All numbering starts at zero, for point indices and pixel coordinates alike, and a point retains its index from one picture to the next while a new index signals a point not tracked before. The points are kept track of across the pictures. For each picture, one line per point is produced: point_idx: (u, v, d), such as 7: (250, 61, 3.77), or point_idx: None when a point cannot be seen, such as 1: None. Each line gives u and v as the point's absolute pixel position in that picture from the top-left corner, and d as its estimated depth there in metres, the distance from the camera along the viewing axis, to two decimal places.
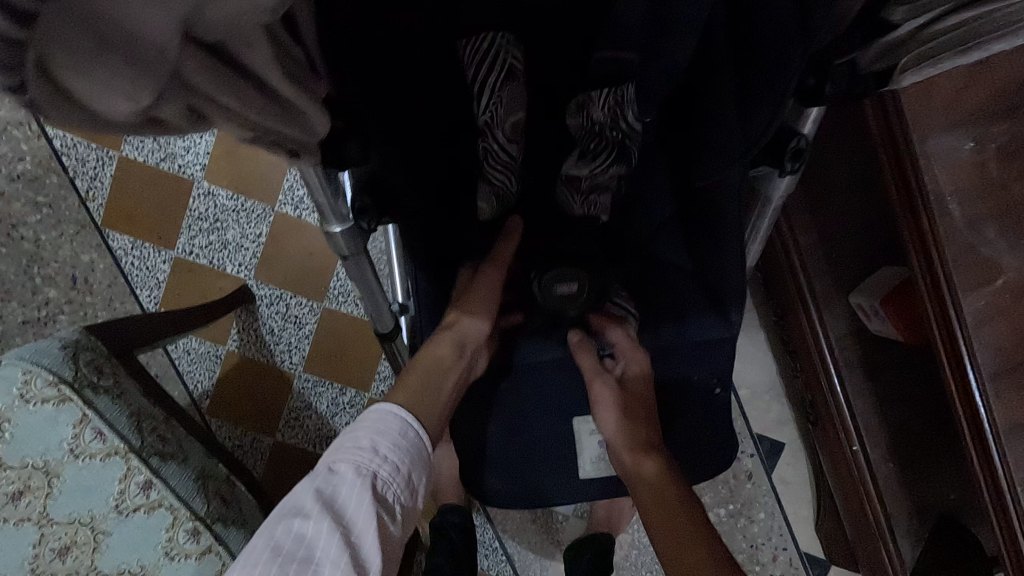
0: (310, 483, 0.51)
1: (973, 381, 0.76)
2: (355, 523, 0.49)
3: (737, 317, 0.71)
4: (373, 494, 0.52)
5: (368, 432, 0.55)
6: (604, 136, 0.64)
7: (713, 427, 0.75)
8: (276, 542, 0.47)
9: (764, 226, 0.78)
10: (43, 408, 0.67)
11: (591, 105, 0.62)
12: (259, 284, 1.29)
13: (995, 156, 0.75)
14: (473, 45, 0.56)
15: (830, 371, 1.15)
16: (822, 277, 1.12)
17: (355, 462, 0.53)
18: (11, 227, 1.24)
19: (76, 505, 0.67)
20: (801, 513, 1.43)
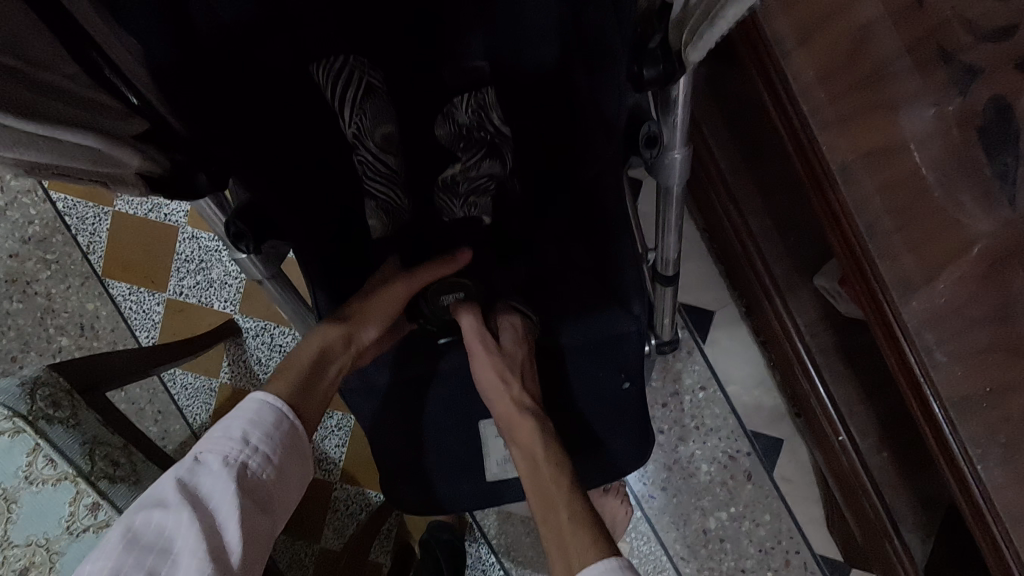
0: (174, 474, 0.53)
1: (901, 335, 0.76)
2: (218, 510, 0.52)
3: (640, 308, 0.71)
4: (243, 484, 0.54)
5: (241, 421, 0.57)
6: (473, 137, 0.70)
7: (632, 422, 0.73)
8: (132, 533, 0.49)
9: (672, 215, 0.78)
10: (0, 439, 0.74)
11: (456, 110, 0.70)
12: (245, 317, 1.37)
13: (921, 120, 0.75)
14: (327, 67, 0.63)
15: (804, 358, 1.10)
16: (780, 261, 1.10)
17: (224, 452, 0.55)
18: (25, 284, 1.37)
19: (33, 528, 0.73)
20: (811, 514, 1.35)
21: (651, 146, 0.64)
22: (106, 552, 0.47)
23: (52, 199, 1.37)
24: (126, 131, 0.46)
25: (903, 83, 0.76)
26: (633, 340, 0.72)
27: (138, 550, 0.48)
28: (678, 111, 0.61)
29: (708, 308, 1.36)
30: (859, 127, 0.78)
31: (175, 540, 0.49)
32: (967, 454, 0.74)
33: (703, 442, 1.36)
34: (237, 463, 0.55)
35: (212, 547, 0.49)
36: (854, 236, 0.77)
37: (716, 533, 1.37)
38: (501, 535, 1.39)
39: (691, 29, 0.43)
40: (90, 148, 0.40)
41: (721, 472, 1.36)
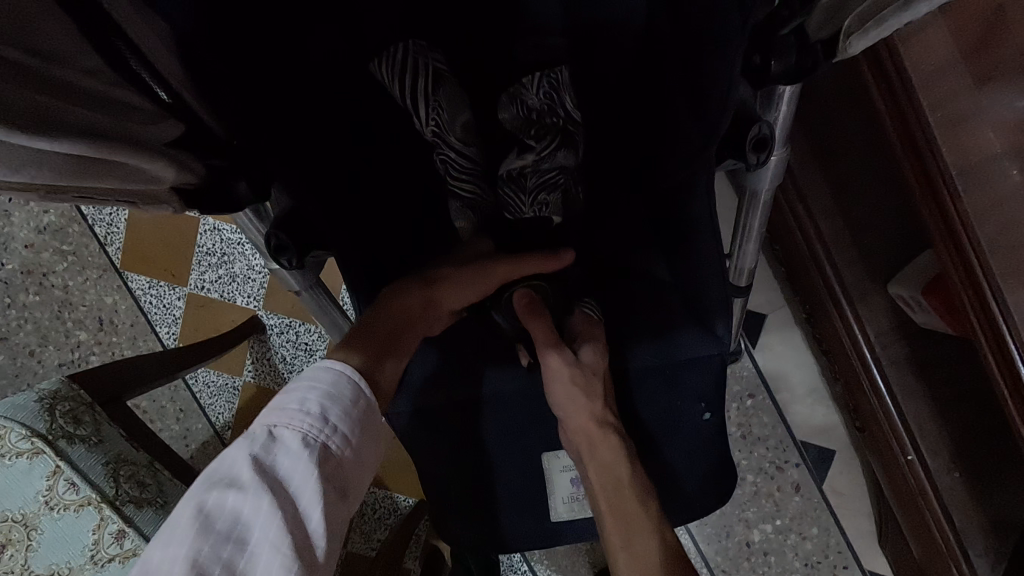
0: (248, 447, 0.46)
1: (1014, 351, 0.66)
2: (298, 500, 0.46)
3: (725, 333, 0.65)
4: (324, 468, 0.48)
5: (318, 396, 0.51)
6: (543, 122, 0.58)
7: (708, 456, 0.69)
8: (203, 517, 0.43)
9: (756, 224, 0.70)
10: (18, 461, 0.68)
11: (523, 93, 0.58)
12: (269, 314, 1.30)
13: None
14: (388, 63, 0.56)
15: (873, 371, 1.02)
16: (852, 267, 1.02)
17: (300, 430, 0.48)
18: (41, 277, 1.31)
19: (54, 556, 0.68)
20: (861, 527, 1.28)
21: (759, 151, 0.54)
22: (176, 537, 0.42)
23: None
24: (160, 135, 0.40)
25: (1016, 76, 0.69)
26: (713, 365, 0.67)
27: (213, 539, 0.42)
28: (782, 108, 0.55)
29: (759, 311, 1.29)
30: (971, 124, 0.69)
31: (252, 530, 0.43)
32: None
33: (749, 452, 1.29)
34: (315, 443, 0.49)
35: (297, 543, 0.44)
36: (970, 250, 0.68)
37: (760, 546, 1.30)
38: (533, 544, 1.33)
39: (861, 15, 0.39)
40: (136, 170, 0.35)
41: (767, 484, 1.29)
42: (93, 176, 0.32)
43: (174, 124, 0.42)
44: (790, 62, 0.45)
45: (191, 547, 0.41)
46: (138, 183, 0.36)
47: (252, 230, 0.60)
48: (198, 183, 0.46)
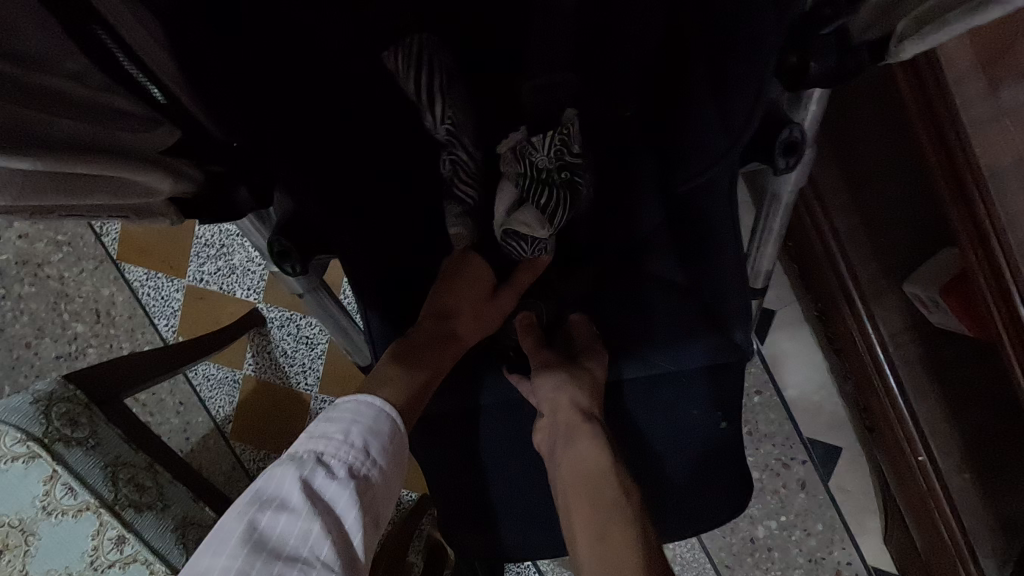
0: (298, 472, 0.50)
1: None
2: (342, 523, 0.50)
3: (744, 339, 0.64)
4: (364, 496, 0.52)
5: (362, 428, 0.55)
6: (552, 178, 0.59)
7: (721, 466, 0.67)
8: (256, 536, 0.46)
9: (775, 227, 0.67)
10: (14, 465, 0.67)
11: (533, 149, 0.59)
12: (269, 307, 1.28)
13: None
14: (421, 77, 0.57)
15: (886, 371, 1.00)
16: (866, 265, 1.00)
17: (345, 460, 0.53)
18: (37, 268, 1.29)
19: (53, 561, 0.66)
20: (867, 525, 1.28)
21: (789, 155, 0.53)
22: (231, 547, 0.45)
23: None
24: (143, 138, 0.41)
25: None
26: (733, 373, 0.66)
27: (265, 555, 0.45)
28: (811, 108, 0.53)
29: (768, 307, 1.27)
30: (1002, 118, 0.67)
31: (301, 550, 0.46)
32: None
33: (755, 448, 1.28)
34: (357, 473, 0.53)
35: (341, 561, 0.48)
36: (1005, 265, 0.65)
37: (764, 542, 1.30)
38: None
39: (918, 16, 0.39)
40: (141, 185, 0.41)
41: (773, 480, 1.28)
42: (96, 190, 0.36)
43: (168, 130, 0.44)
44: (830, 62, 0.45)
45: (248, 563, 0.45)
46: (122, 197, 0.39)
47: (254, 234, 0.62)
48: (194, 191, 0.48)
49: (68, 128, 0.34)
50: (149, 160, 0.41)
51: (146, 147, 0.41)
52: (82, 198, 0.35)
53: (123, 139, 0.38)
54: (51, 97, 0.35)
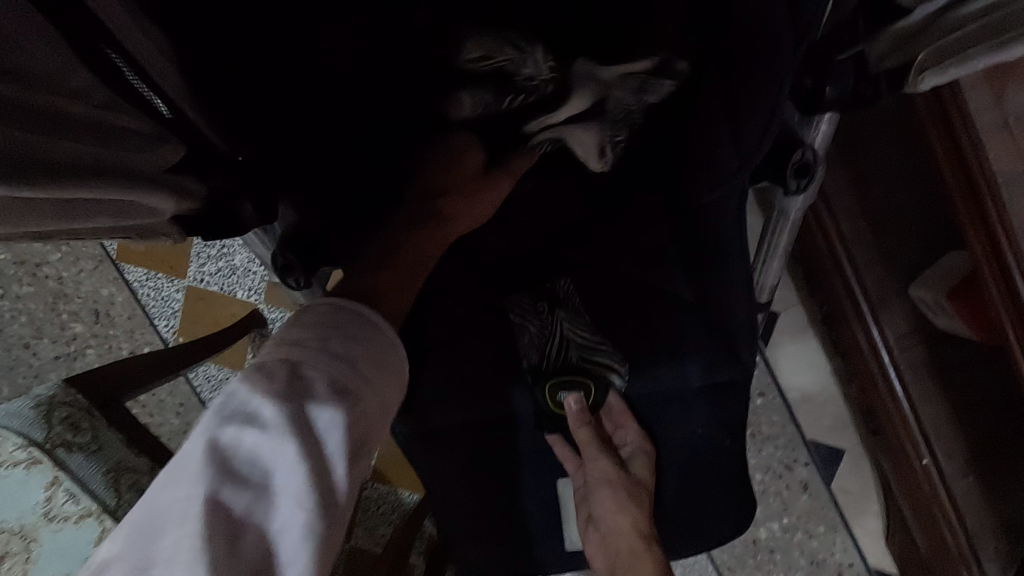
0: (268, 382, 0.41)
1: None
2: (319, 446, 0.40)
3: (750, 356, 0.65)
4: (347, 413, 0.42)
5: (346, 337, 0.45)
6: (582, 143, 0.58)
7: (724, 482, 0.67)
8: (216, 454, 0.37)
9: (782, 243, 0.68)
10: (15, 471, 0.66)
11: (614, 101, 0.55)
12: (270, 308, 1.27)
13: None
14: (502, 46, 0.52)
15: (890, 374, 1.00)
16: (872, 268, 1.00)
17: (325, 370, 0.43)
18: (36, 268, 1.28)
19: (54, 568, 0.65)
20: (869, 526, 1.28)
21: (801, 176, 0.55)
22: (190, 475, 0.37)
23: None
24: (151, 155, 0.40)
25: None
26: (738, 390, 0.66)
27: (230, 477, 0.37)
28: (820, 128, 0.56)
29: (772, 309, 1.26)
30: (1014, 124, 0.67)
31: (274, 472, 0.38)
32: None
33: (758, 451, 1.28)
34: (342, 388, 0.43)
35: (321, 491, 0.39)
36: (1013, 263, 0.65)
37: (766, 544, 1.30)
38: None
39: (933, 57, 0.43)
40: (144, 206, 0.39)
41: (776, 482, 1.28)
42: (95, 215, 0.35)
43: (174, 148, 0.42)
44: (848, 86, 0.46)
45: (207, 491, 0.36)
46: (120, 221, 0.38)
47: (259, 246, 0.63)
48: (199, 209, 0.47)
49: (72, 152, 0.33)
50: (151, 180, 0.39)
51: (149, 166, 0.40)
52: (75, 224, 0.35)
53: (126, 159, 0.37)
54: (61, 118, 0.33)
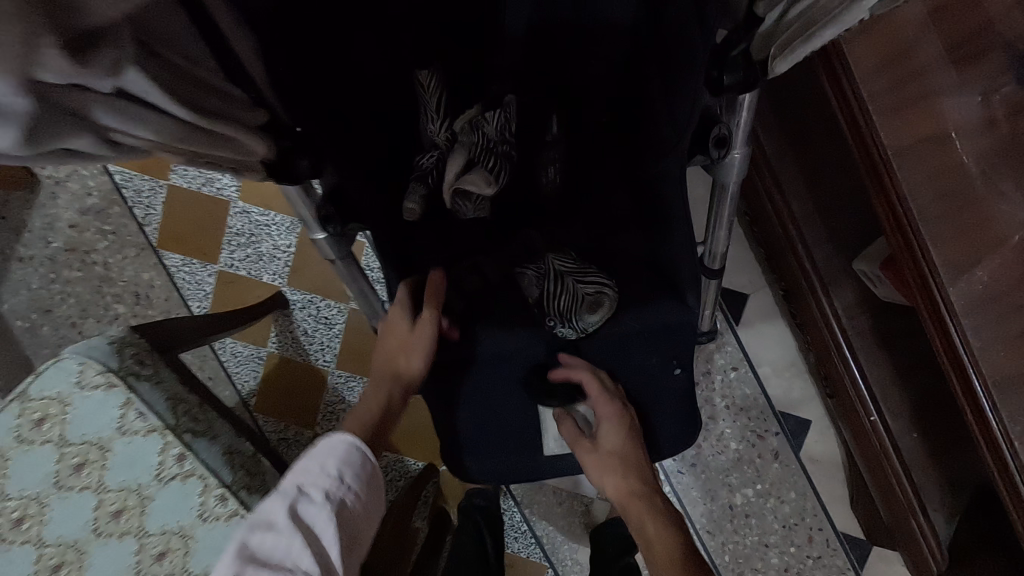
0: (282, 499, 0.60)
1: (941, 304, 0.81)
2: (319, 540, 0.59)
3: (694, 300, 0.74)
4: (339, 517, 0.61)
5: (337, 460, 0.65)
6: (496, 150, 0.72)
7: (669, 398, 0.79)
8: (248, 553, 0.56)
9: (726, 213, 0.81)
10: (95, 393, 0.80)
11: (484, 121, 0.71)
12: (292, 290, 1.42)
13: (1003, 109, 0.80)
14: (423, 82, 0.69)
15: (841, 343, 1.14)
16: (822, 248, 1.14)
17: (324, 488, 0.62)
18: (84, 255, 1.44)
19: (124, 475, 0.79)
20: (835, 491, 1.40)
21: (720, 148, 0.69)
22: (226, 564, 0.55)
23: (110, 172, 1.42)
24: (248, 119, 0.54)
25: (948, 79, 0.81)
26: (685, 330, 0.76)
27: (255, 566, 0.55)
28: (742, 113, 0.66)
29: (743, 291, 1.39)
30: (912, 114, 0.82)
31: (286, 560, 0.56)
32: (1001, 430, 0.78)
33: (733, 421, 1.40)
34: (334, 496, 0.62)
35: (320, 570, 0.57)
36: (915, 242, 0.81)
37: (741, 508, 1.42)
38: (533, 504, 1.45)
39: (781, 47, 0.50)
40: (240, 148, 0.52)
41: (749, 451, 1.41)
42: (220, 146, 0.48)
43: (261, 113, 0.54)
44: (742, 76, 0.58)
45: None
46: (216, 150, 0.48)
47: (298, 204, 0.70)
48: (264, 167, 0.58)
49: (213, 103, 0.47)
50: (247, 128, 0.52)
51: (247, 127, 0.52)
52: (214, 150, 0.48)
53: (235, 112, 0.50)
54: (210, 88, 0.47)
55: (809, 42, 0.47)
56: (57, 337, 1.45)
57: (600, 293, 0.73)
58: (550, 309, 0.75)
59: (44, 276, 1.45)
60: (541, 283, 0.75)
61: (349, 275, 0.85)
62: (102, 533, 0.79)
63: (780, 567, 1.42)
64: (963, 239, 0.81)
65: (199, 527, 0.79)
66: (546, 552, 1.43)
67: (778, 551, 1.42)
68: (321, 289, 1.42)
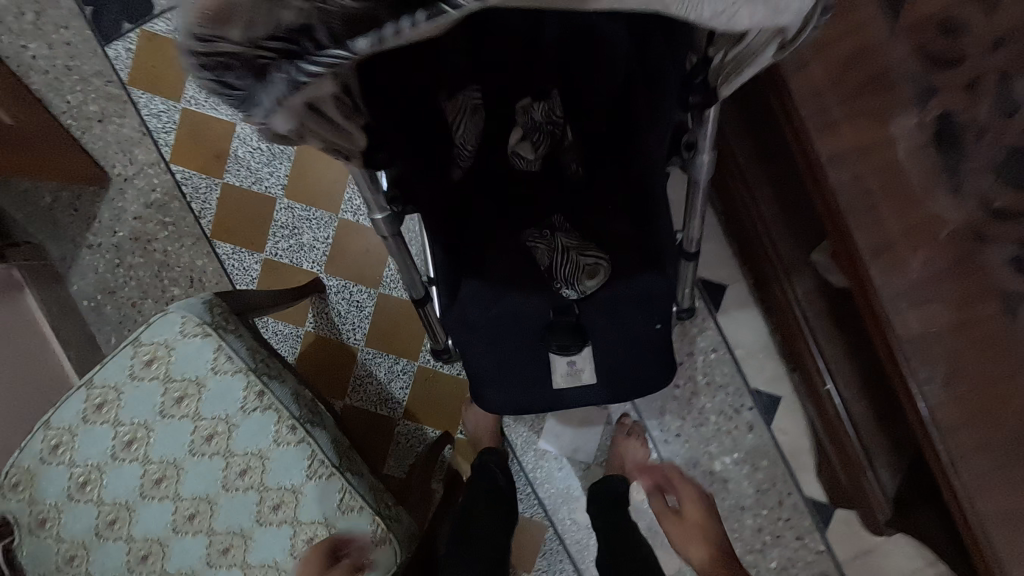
0: None
1: (871, 284, 0.97)
2: None
3: (670, 270, 0.92)
4: None
5: None
6: (543, 130, 0.92)
7: (652, 353, 0.95)
8: None
9: (699, 205, 1.01)
10: (194, 339, 1.00)
11: (534, 107, 0.91)
12: (329, 276, 1.62)
13: (931, 120, 0.95)
14: (456, 104, 0.87)
15: (803, 323, 1.34)
16: (786, 241, 1.35)
17: None
18: (146, 243, 1.64)
19: (216, 406, 0.99)
20: (802, 460, 1.60)
21: (690, 150, 0.88)
22: None
23: (172, 171, 1.63)
24: None
25: (892, 93, 0.95)
26: (664, 296, 0.92)
27: None
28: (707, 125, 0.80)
29: (723, 282, 1.59)
30: (860, 122, 0.96)
31: None
32: (918, 389, 0.95)
33: (713, 396, 1.60)
34: None
35: None
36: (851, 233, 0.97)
37: (720, 474, 1.61)
38: (537, 469, 1.64)
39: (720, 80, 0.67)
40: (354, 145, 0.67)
41: (727, 423, 1.60)
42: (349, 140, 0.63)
43: None
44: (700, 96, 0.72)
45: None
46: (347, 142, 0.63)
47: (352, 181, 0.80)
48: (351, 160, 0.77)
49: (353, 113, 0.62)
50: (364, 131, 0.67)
51: None
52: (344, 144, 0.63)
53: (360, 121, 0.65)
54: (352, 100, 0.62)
55: (737, 77, 0.64)
56: (119, 316, 1.65)
57: (596, 266, 0.91)
58: (557, 275, 0.93)
59: (110, 261, 1.65)
60: (551, 255, 0.94)
61: (397, 248, 1.03)
62: (197, 452, 0.99)
63: (755, 527, 1.61)
64: (905, 230, 0.96)
65: (274, 449, 0.99)
66: (547, 511, 1.63)
67: (752, 513, 1.62)
68: (354, 276, 1.62)
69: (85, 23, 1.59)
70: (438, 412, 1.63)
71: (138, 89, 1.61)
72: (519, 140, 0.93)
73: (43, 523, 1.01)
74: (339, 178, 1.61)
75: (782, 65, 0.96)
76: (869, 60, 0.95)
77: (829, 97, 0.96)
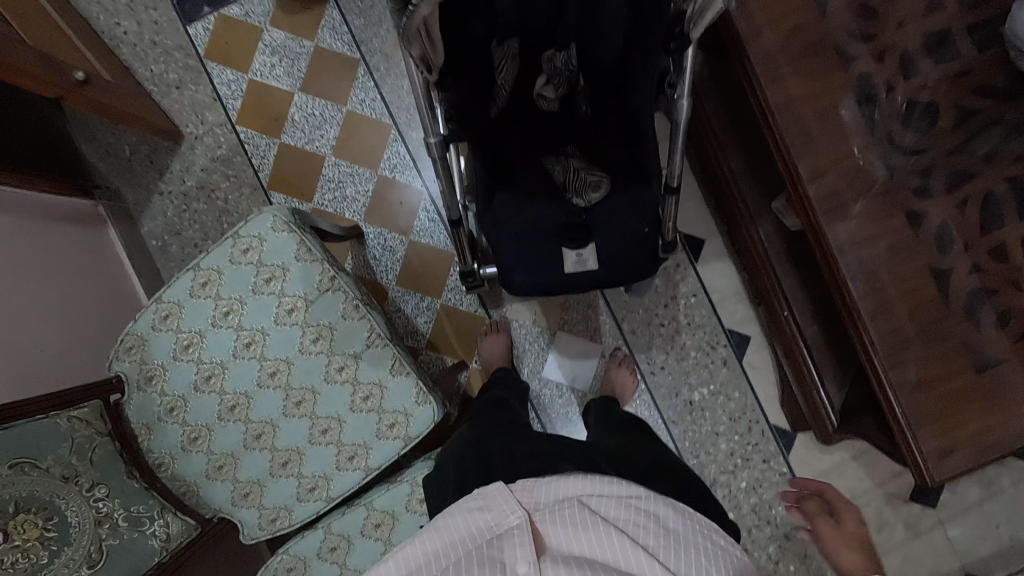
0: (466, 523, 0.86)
1: (809, 204, 1.26)
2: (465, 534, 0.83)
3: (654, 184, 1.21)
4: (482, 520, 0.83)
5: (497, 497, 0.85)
6: (559, 76, 1.21)
7: (641, 246, 1.23)
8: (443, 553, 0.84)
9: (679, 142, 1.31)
10: (282, 234, 1.26)
11: (556, 57, 1.20)
12: (367, 224, 1.90)
13: (852, 81, 1.26)
14: (502, 51, 1.16)
15: (765, 259, 1.63)
16: (752, 193, 1.64)
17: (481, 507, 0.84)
18: (211, 192, 1.91)
19: (298, 286, 1.26)
20: (768, 391, 1.86)
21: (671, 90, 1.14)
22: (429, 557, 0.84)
23: (237, 131, 1.91)
24: None
25: (823, 60, 1.26)
26: (649, 205, 1.21)
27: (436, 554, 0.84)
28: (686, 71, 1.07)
29: (702, 237, 1.88)
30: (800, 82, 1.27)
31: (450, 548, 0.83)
32: (845, 283, 1.25)
33: (693, 334, 1.87)
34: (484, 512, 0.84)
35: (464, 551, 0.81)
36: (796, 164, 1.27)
37: (698, 403, 1.87)
38: (541, 397, 1.89)
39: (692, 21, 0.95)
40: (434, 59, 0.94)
41: (704, 357, 1.87)
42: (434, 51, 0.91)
43: None
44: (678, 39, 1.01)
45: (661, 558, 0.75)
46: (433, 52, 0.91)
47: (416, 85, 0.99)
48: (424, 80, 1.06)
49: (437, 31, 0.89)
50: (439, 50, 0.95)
51: None
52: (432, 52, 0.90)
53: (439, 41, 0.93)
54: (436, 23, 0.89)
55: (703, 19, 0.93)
56: (182, 254, 1.91)
57: (599, 182, 1.19)
58: (570, 187, 1.21)
59: (178, 207, 1.91)
60: (564, 173, 1.22)
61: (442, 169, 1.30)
62: (283, 321, 1.25)
63: (727, 451, 1.87)
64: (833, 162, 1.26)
65: (342, 322, 1.27)
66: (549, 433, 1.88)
67: (726, 438, 1.87)
68: (389, 223, 1.90)
69: (172, 5, 1.90)
70: (457, 343, 1.89)
71: (212, 61, 1.91)
72: (543, 83, 1.22)
73: (150, 380, 1.25)
74: (379, 140, 1.90)
75: (742, 37, 1.27)
76: (806, 35, 1.26)
77: (778, 60, 1.27)
